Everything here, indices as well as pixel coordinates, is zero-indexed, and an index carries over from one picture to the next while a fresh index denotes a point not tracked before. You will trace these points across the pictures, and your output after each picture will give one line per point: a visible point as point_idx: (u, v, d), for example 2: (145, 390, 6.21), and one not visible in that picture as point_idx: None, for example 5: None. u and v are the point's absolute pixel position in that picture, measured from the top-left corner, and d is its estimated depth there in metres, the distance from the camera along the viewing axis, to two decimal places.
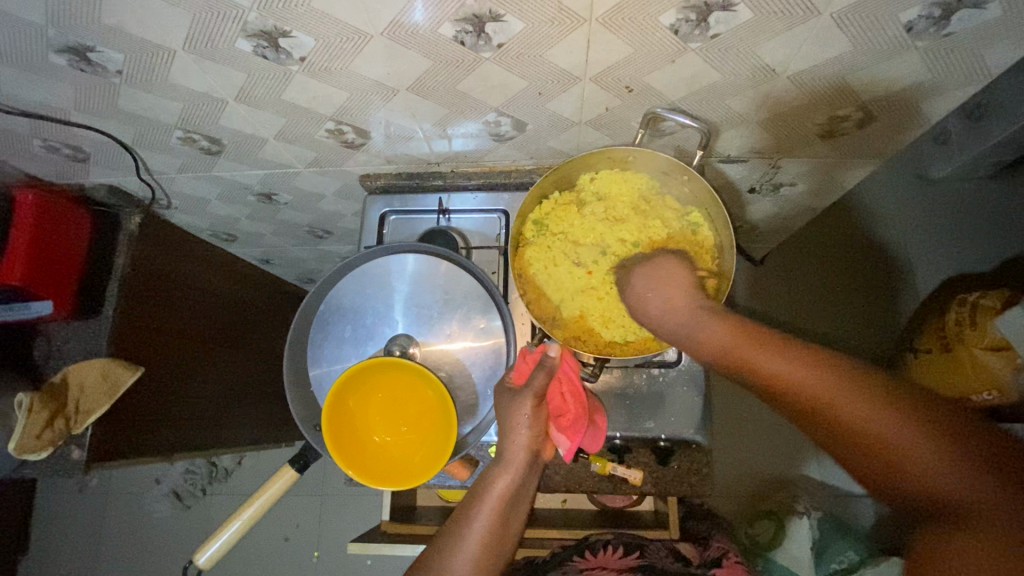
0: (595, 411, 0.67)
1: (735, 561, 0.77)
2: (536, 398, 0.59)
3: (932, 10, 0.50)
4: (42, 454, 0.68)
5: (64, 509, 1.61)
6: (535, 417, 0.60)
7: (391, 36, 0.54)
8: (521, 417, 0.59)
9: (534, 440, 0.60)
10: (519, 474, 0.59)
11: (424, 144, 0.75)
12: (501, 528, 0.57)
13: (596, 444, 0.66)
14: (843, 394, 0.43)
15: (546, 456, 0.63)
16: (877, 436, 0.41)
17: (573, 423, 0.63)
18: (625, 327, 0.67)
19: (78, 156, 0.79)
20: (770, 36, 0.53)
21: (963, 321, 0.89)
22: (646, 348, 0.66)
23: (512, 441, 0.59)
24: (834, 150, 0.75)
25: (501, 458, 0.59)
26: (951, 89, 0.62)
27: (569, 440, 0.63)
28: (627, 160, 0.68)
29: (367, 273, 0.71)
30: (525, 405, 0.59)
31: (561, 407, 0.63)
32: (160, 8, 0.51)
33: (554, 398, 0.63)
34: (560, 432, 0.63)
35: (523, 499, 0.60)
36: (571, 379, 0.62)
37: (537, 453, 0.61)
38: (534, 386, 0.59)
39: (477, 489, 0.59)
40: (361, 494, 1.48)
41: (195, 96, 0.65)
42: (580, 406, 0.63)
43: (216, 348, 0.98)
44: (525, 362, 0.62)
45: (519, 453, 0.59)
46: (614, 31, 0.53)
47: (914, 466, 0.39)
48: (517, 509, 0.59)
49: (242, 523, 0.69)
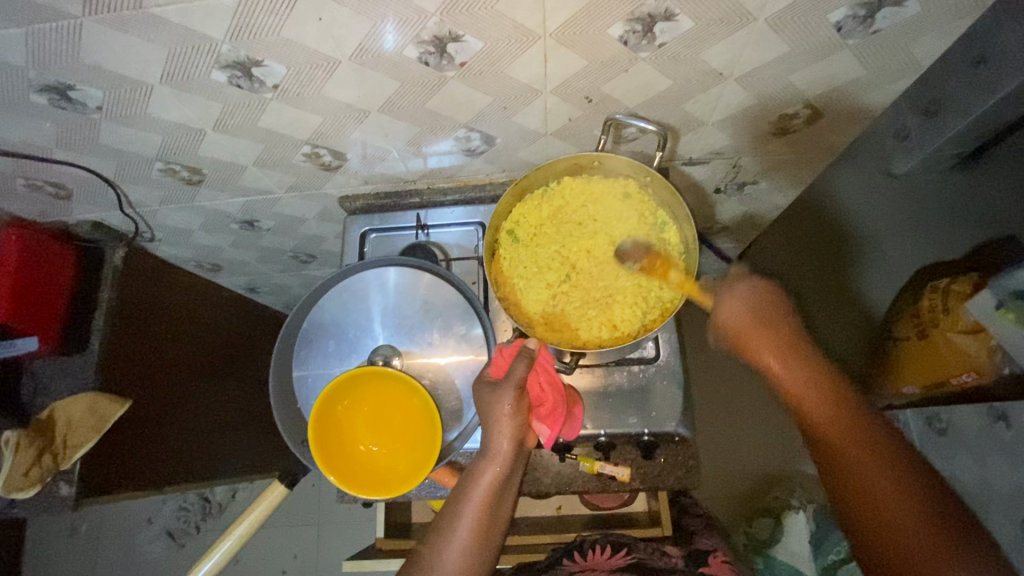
0: (573, 402, 0.69)
1: (722, 560, 0.79)
2: (518, 390, 0.60)
3: (857, 10, 0.54)
4: (30, 491, 0.67)
5: (54, 556, 1.56)
6: (517, 409, 0.61)
7: (359, 61, 0.57)
8: (503, 410, 0.60)
9: (519, 432, 0.61)
10: (504, 468, 0.60)
11: (400, 163, 0.77)
12: (490, 520, 0.59)
13: (573, 434, 0.68)
14: (845, 431, 0.56)
15: (529, 444, 0.65)
16: (857, 473, 0.55)
17: (551, 411, 0.64)
18: (600, 320, 0.68)
19: (61, 193, 0.81)
20: (713, 42, 0.56)
21: (935, 306, 0.90)
22: (620, 340, 0.67)
23: (497, 436, 0.60)
24: (789, 147, 0.79)
25: (486, 453, 0.61)
26: (888, 82, 0.66)
27: (549, 429, 0.64)
28: (593, 164, 0.71)
29: (348, 289, 0.73)
30: (509, 398, 0.60)
31: (542, 397, 0.64)
32: (136, 46, 0.54)
33: (533, 389, 0.63)
34: (541, 422, 0.64)
35: (510, 490, 0.62)
36: (546, 371, 0.63)
37: (521, 444, 0.62)
38: (515, 378, 0.60)
39: (464, 485, 0.60)
40: (358, 519, 1.47)
41: (173, 128, 0.67)
42: (558, 394, 0.64)
43: (204, 378, 0.98)
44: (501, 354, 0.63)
45: (503, 445, 0.61)
46: (568, 45, 0.56)
47: (882, 510, 0.53)
48: (504, 500, 0.61)
49: (233, 541, 0.70)
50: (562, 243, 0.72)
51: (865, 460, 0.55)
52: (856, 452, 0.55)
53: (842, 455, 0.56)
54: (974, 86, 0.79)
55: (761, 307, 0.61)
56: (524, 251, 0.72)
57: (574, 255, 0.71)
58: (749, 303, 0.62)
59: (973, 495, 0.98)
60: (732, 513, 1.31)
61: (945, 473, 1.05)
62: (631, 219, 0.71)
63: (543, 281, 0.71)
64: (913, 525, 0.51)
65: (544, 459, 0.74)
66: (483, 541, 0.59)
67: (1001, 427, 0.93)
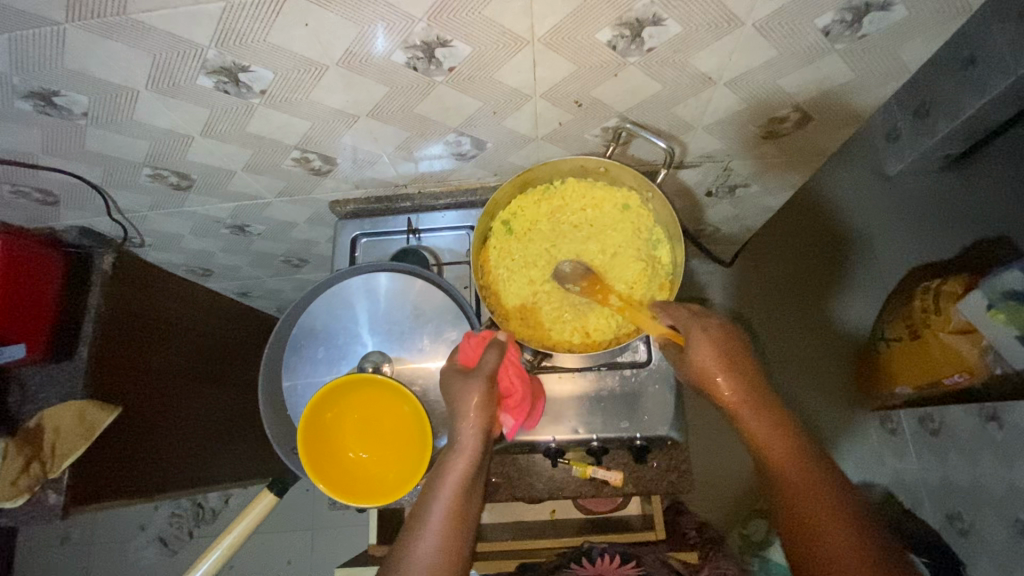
0: (537, 395, 0.70)
1: None
2: (488, 380, 0.61)
3: (844, 14, 0.54)
4: (17, 502, 0.67)
5: (45, 564, 1.55)
6: (486, 397, 0.61)
7: (346, 66, 0.57)
8: (473, 397, 0.60)
9: (488, 420, 0.61)
10: (474, 456, 0.60)
11: (390, 167, 0.77)
12: (464, 511, 0.58)
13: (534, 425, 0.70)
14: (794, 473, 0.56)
15: (495, 434, 0.65)
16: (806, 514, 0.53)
17: (519, 403, 0.65)
18: (572, 325, 0.68)
19: (48, 200, 0.81)
20: (702, 46, 0.56)
21: (927, 308, 0.93)
22: (587, 347, 0.68)
23: (466, 424, 0.60)
24: (779, 150, 0.79)
25: (456, 443, 0.60)
26: (877, 85, 0.66)
27: (514, 420, 0.65)
28: (599, 169, 0.70)
29: (338, 294, 0.73)
30: (479, 385, 0.60)
31: (510, 388, 0.64)
32: (120, 52, 0.53)
33: (502, 380, 0.64)
34: (507, 413, 0.65)
35: (480, 480, 0.61)
36: (514, 362, 0.64)
37: (488, 434, 0.62)
38: (485, 369, 0.61)
39: (434, 478, 0.59)
40: (352, 525, 1.46)
41: (160, 133, 0.67)
42: (526, 386, 0.65)
43: (194, 385, 0.98)
44: (472, 343, 0.64)
45: (472, 433, 0.60)
46: (556, 50, 0.56)
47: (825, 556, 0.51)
48: (475, 493, 0.60)
49: (223, 550, 0.70)
50: (553, 243, 0.71)
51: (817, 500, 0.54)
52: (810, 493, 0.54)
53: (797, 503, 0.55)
54: (960, 89, 0.74)
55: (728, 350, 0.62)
56: (515, 244, 0.72)
57: (563, 255, 0.70)
58: (717, 352, 0.62)
59: (968, 496, 0.98)
60: (728, 516, 1.31)
61: (938, 473, 1.06)
62: (626, 230, 0.71)
63: (526, 276, 0.70)
64: None
65: (536, 463, 0.74)
66: (459, 533, 0.57)
67: (994, 427, 0.91)
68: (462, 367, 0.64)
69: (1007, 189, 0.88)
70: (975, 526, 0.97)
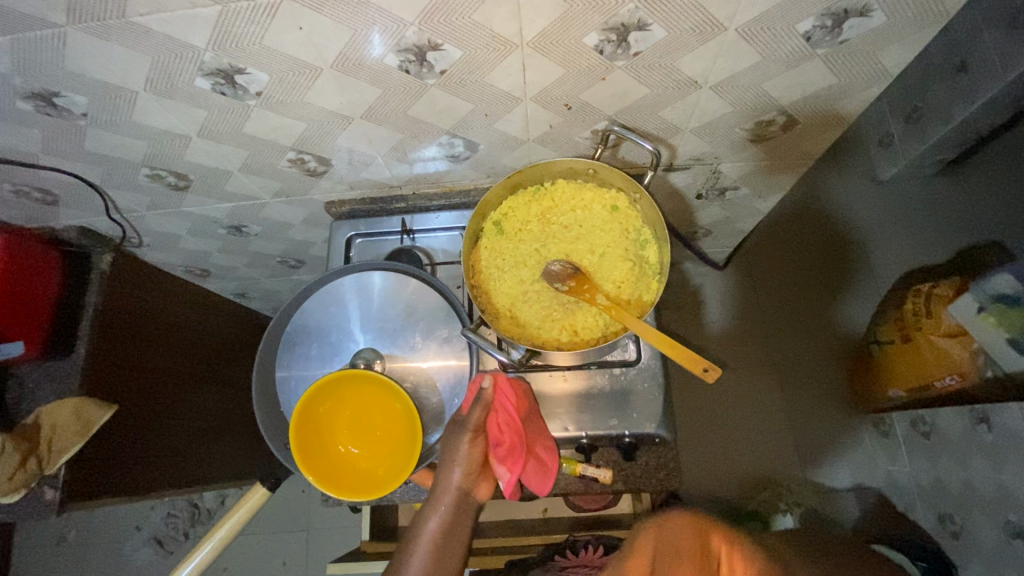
0: (543, 448, 0.70)
1: None
2: (473, 430, 0.66)
3: (825, 20, 0.56)
4: (14, 496, 0.68)
5: (40, 564, 1.55)
6: (469, 452, 0.65)
7: (340, 69, 0.58)
8: (461, 447, 0.65)
9: (466, 477, 0.64)
10: (447, 515, 0.62)
11: (385, 168, 0.78)
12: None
13: (542, 481, 0.69)
14: None
15: (481, 496, 0.65)
16: None
17: (510, 453, 0.66)
18: (561, 324, 0.69)
19: (48, 199, 0.82)
20: (687, 51, 0.58)
21: (919, 310, 0.93)
22: (576, 346, 0.69)
23: (444, 479, 0.64)
24: (767, 153, 0.81)
25: (432, 499, 0.63)
26: (860, 89, 0.68)
27: (509, 472, 0.66)
28: (588, 171, 0.71)
29: (332, 293, 0.74)
30: (462, 439, 0.65)
31: (501, 436, 0.66)
32: (120, 54, 0.55)
33: (492, 428, 0.66)
34: (501, 464, 0.66)
35: (457, 545, 0.61)
36: (504, 412, 0.66)
37: (468, 495, 0.64)
38: (472, 418, 0.65)
39: (410, 534, 0.61)
40: (347, 525, 1.47)
41: (158, 134, 0.68)
42: (517, 436, 0.66)
43: (190, 385, 0.99)
44: (467, 394, 0.68)
45: (449, 491, 0.63)
46: (545, 54, 0.57)
47: None
48: (451, 558, 0.59)
49: (215, 543, 0.71)
50: (543, 243, 0.72)
51: None
52: None
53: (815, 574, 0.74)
54: (952, 95, 0.75)
55: None
56: (506, 244, 0.73)
57: (553, 255, 0.72)
58: None
59: (957, 497, 0.99)
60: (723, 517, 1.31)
61: (930, 475, 1.06)
62: (614, 230, 0.72)
63: (516, 275, 0.71)
64: None
65: None
66: None
67: (983, 429, 0.91)
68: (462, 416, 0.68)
69: (1002, 200, 0.78)
70: (966, 527, 0.96)
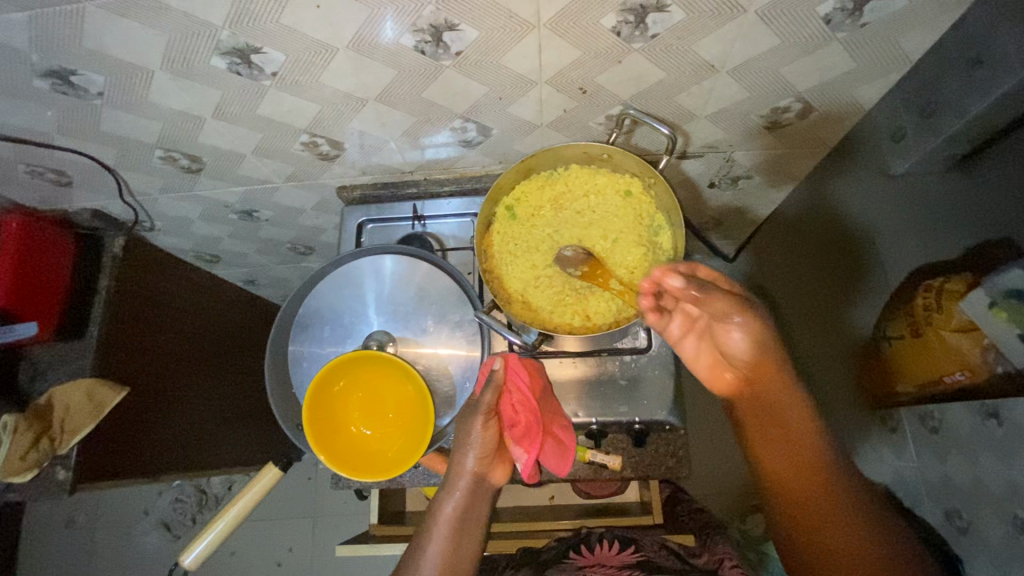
0: (561, 428, 0.68)
1: (730, 567, 0.78)
2: (486, 415, 0.65)
3: (845, 3, 0.55)
4: (27, 475, 0.68)
5: (49, 547, 1.57)
6: (483, 436, 0.65)
7: (356, 49, 0.58)
8: (472, 434, 0.65)
9: (479, 463, 0.66)
10: (464, 497, 0.66)
11: (397, 153, 0.78)
12: (456, 547, 0.66)
13: (564, 461, 0.68)
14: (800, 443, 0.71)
15: (498, 480, 0.68)
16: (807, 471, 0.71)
17: (526, 433, 0.66)
18: (574, 309, 0.70)
19: (62, 180, 0.82)
20: (705, 33, 0.57)
21: (930, 305, 0.92)
22: (589, 331, 0.69)
23: (457, 467, 0.66)
24: (781, 142, 0.80)
25: (448, 484, 0.67)
26: (877, 75, 0.67)
27: (525, 453, 0.65)
28: (602, 156, 0.71)
29: (345, 276, 0.74)
30: (472, 426, 0.65)
31: (516, 416, 0.65)
32: (138, 31, 0.55)
33: (507, 411, 0.66)
34: (518, 445, 0.66)
35: (476, 520, 0.67)
36: (518, 391, 0.65)
37: (482, 477, 0.67)
38: (484, 402, 0.65)
39: (432, 514, 0.67)
40: (353, 512, 1.48)
41: (173, 115, 0.68)
42: (533, 417, 0.65)
43: (203, 370, 1.00)
44: (480, 374, 0.68)
45: (463, 476, 0.66)
46: (562, 35, 0.57)
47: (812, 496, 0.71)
48: (470, 528, 0.67)
49: (228, 522, 0.71)
50: (556, 228, 0.72)
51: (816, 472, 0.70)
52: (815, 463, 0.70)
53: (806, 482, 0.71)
54: (968, 89, 0.73)
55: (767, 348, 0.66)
56: (519, 229, 0.73)
57: (566, 240, 0.72)
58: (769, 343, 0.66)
59: (965, 490, 0.98)
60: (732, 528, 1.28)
61: (938, 471, 1.05)
62: (628, 216, 0.72)
63: (529, 260, 0.71)
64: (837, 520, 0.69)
65: None
66: (451, 563, 0.65)
67: (993, 423, 0.90)
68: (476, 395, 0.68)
69: (1008, 193, 0.82)
70: (974, 523, 0.96)
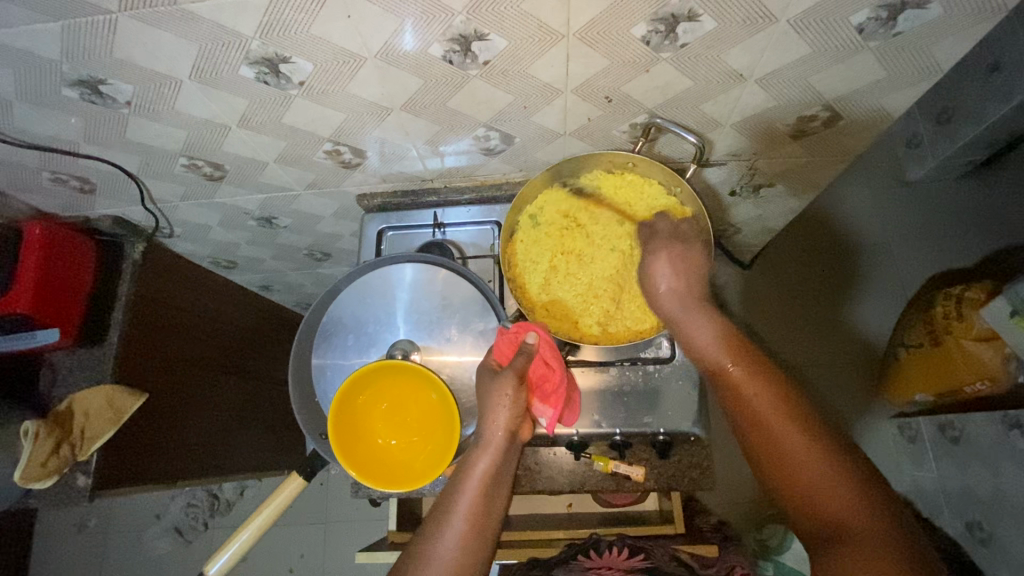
0: (571, 389, 0.72)
1: None
2: (519, 377, 0.63)
3: (879, 12, 0.55)
4: (47, 481, 0.68)
5: (61, 551, 1.57)
6: (516, 397, 0.63)
7: (384, 58, 0.58)
8: (505, 394, 0.62)
9: (512, 421, 0.62)
10: (497, 456, 0.62)
11: (418, 161, 0.78)
12: (484, 513, 0.60)
13: (573, 419, 0.72)
14: (757, 390, 0.55)
15: (522, 438, 0.66)
16: (776, 436, 0.53)
17: (555, 390, 0.66)
18: (601, 318, 0.70)
19: (85, 188, 0.83)
20: (736, 42, 0.57)
21: (950, 314, 0.89)
22: (618, 340, 0.69)
23: (489, 426, 0.62)
24: (805, 150, 0.80)
25: (480, 442, 0.62)
26: (906, 84, 0.67)
27: (553, 409, 0.66)
28: (628, 165, 0.71)
29: (368, 283, 0.74)
30: (508, 384, 0.62)
31: (547, 374, 0.65)
32: (168, 41, 0.55)
33: (539, 367, 0.65)
34: (545, 403, 0.67)
35: (504, 482, 0.63)
36: (551, 346, 0.64)
37: (514, 434, 0.64)
38: (516, 367, 0.63)
39: (458, 476, 0.61)
40: (366, 519, 1.47)
41: (199, 124, 0.68)
42: (563, 375, 0.66)
43: (222, 376, 1.00)
44: (506, 339, 0.65)
45: (497, 436, 0.62)
46: (590, 44, 0.57)
47: (793, 462, 0.51)
48: (498, 494, 0.62)
49: (251, 533, 0.70)
50: (580, 237, 0.72)
51: (784, 427, 0.52)
52: (777, 422, 0.53)
53: (764, 422, 0.54)
54: None
55: (690, 274, 0.64)
56: (541, 237, 0.73)
57: (589, 250, 0.72)
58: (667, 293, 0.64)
59: (986, 503, 0.95)
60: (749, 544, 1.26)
61: (958, 481, 1.01)
62: (652, 226, 0.72)
63: (553, 269, 0.72)
64: (832, 488, 0.48)
65: (557, 457, 0.74)
66: (479, 534, 0.58)
67: (1017, 435, 0.85)
68: (497, 364, 0.65)
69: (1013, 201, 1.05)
70: (997, 536, 0.92)
